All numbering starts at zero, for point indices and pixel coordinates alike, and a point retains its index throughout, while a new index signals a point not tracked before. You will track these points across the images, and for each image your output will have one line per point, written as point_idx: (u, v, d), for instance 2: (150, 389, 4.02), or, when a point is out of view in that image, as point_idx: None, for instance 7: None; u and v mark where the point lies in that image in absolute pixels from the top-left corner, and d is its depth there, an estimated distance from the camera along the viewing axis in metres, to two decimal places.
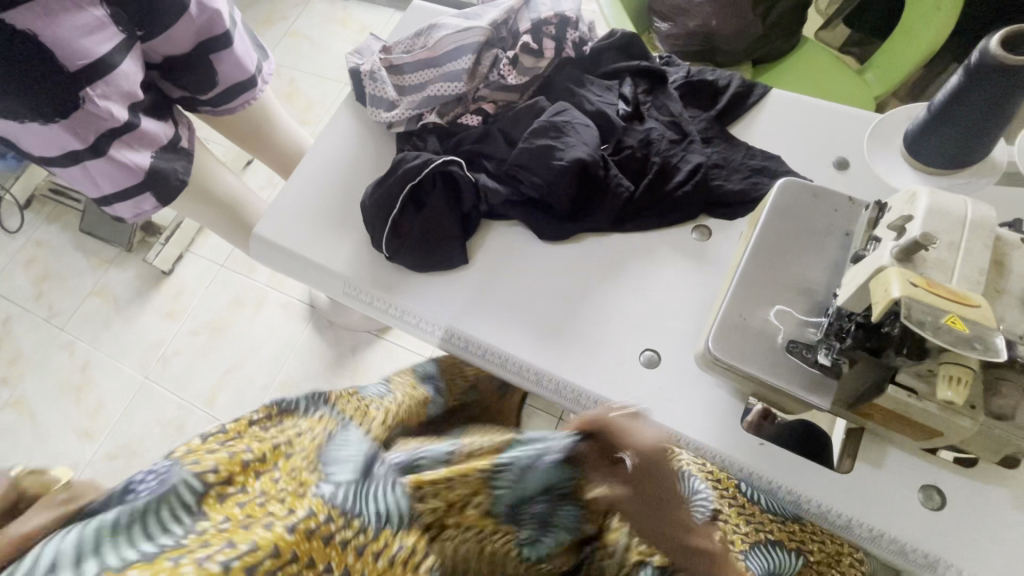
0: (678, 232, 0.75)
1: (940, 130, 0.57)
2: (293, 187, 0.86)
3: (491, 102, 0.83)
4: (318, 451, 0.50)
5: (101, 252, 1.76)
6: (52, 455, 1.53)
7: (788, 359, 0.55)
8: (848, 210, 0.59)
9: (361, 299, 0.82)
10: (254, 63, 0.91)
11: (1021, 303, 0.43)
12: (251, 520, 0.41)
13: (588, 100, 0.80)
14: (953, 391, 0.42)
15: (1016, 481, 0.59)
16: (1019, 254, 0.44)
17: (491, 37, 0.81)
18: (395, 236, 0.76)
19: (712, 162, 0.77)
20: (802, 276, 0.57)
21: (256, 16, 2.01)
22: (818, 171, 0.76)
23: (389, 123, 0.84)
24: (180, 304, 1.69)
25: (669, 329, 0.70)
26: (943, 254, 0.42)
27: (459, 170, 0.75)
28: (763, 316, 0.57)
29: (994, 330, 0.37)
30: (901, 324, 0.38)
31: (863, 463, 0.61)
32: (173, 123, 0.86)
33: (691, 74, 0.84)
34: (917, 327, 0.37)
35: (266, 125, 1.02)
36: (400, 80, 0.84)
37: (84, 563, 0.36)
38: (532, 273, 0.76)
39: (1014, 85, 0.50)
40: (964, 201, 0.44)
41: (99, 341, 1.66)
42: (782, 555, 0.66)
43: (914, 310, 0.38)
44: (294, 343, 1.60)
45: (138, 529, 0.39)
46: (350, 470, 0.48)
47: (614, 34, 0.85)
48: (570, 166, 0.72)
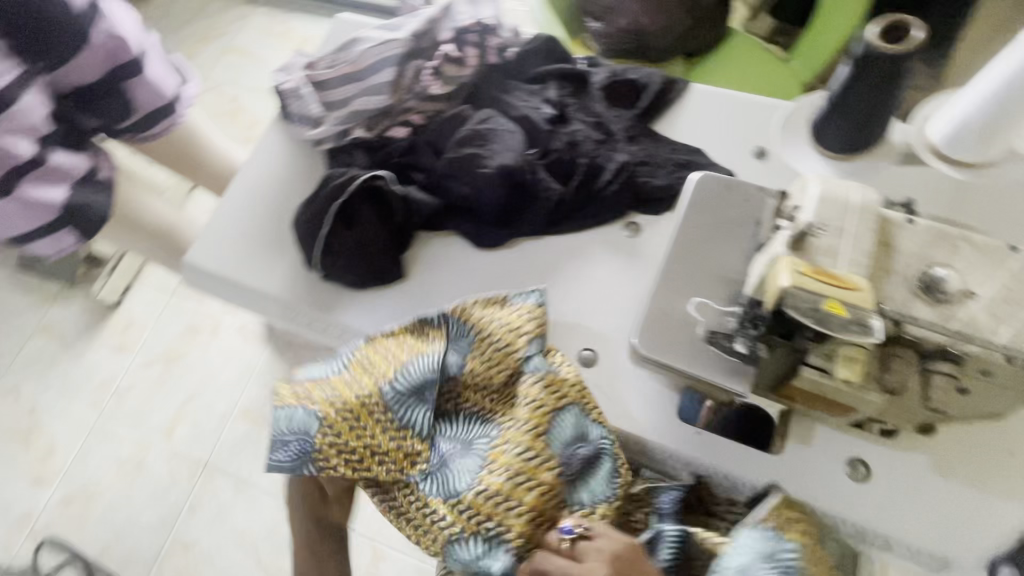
0: (608, 230, 0.77)
1: (838, 117, 0.59)
2: (223, 211, 0.85)
3: (418, 113, 0.82)
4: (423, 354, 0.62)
5: (43, 288, 1.68)
6: (4, 505, 1.47)
7: (708, 350, 0.57)
8: (758, 200, 0.61)
9: (299, 321, 0.81)
10: (172, 88, 0.88)
11: (906, 281, 0.44)
12: (373, 381, 0.60)
13: (513, 105, 0.81)
14: (847, 370, 0.46)
15: (935, 447, 0.62)
16: (906, 234, 0.46)
17: (413, 49, 0.80)
18: (325, 255, 0.76)
19: (638, 159, 0.78)
20: (719, 267, 0.59)
21: (192, 34, 1.94)
22: (740, 162, 0.78)
23: (316, 140, 0.83)
24: (131, 336, 1.63)
25: (604, 328, 0.71)
26: (831, 240, 0.44)
27: (386, 184, 0.75)
28: (682, 309, 0.58)
29: (873, 312, 0.39)
30: (784, 312, 0.40)
31: (794, 442, 0.63)
32: (90, 155, 0.82)
33: (615, 74, 0.85)
34: (802, 315, 0.39)
35: (195, 148, 0.99)
36: (325, 96, 0.83)
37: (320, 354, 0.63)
38: (469, 282, 0.76)
39: (894, 69, 0.53)
40: (851, 187, 0.46)
41: (46, 382, 1.59)
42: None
43: (798, 299, 0.40)
44: (255, 366, 1.56)
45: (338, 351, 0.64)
46: (422, 387, 0.59)
47: (536, 39, 0.86)
48: (496, 173, 0.73)
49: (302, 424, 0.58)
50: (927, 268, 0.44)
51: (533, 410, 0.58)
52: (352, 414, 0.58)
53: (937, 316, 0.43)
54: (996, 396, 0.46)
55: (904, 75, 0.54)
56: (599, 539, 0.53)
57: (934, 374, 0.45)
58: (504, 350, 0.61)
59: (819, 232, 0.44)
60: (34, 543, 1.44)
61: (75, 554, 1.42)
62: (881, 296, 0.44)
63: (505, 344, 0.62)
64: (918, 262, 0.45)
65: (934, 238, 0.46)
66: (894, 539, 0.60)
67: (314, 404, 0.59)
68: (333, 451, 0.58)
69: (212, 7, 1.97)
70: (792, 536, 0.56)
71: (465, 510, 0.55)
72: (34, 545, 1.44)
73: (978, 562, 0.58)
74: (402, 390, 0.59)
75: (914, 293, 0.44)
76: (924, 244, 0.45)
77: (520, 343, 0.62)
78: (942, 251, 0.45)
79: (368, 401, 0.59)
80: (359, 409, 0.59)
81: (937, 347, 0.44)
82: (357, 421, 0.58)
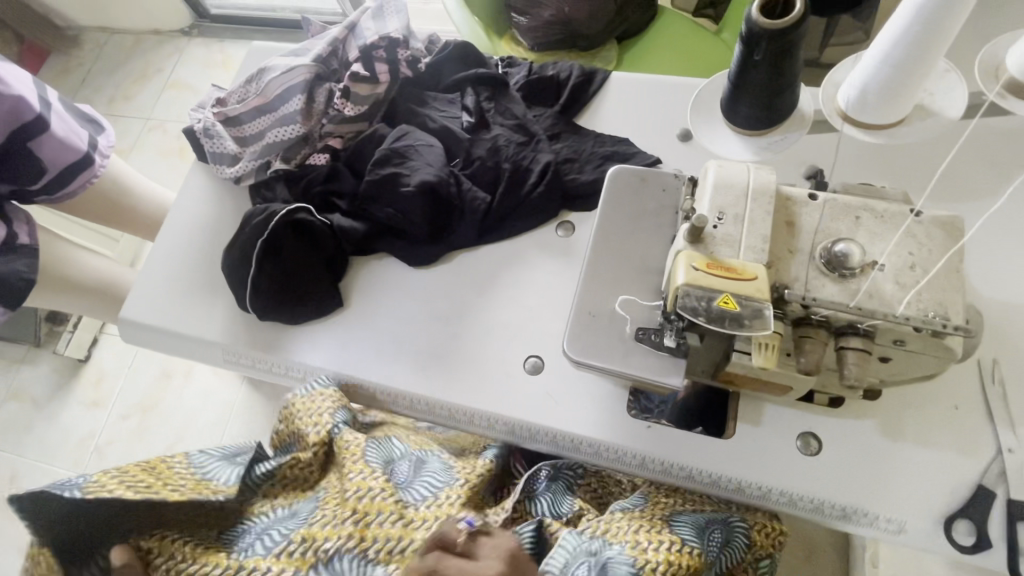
0: (543, 232, 0.75)
1: (744, 97, 0.57)
2: (153, 261, 0.82)
3: (337, 136, 0.80)
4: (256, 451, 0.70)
5: (9, 352, 1.65)
6: None
7: (639, 346, 0.55)
8: (674, 188, 0.60)
9: (245, 363, 0.79)
10: (84, 139, 0.85)
11: (811, 259, 0.44)
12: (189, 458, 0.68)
13: (431, 118, 0.80)
14: (763, 357, 0.43)
15: (883, 411, 0.61)
16: (808, 212, 0.45)
17: (319, 72, 0.80)
18: (258, 294, 0.74)
19: (562, 157, 0.77)
20: (644, 261, 0.58)
21: (129, 73, 1.88)
22: (666, 147, 0.77)
23: (237, 177, 0.81)
24: (103, 389, 1.59)
25: (546, 332, 0.70)
26: (730, 229, 0.43)
27: (308, 216, 0.73)
28: (611, 307, 0.57)
29: (766, 302, 0.39)
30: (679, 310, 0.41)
31: (744, 423, 0.63)
32: (5, 221, 0.79)
33: (532, 72, 0.84)
34: (695, 315, 0.39)
35: (126, 198, 0.97)
36: (240, 132, 0.82)
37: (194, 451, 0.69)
38: (406, 302, 0.74)
39: (789, 43, 0.51)
40: (749, 170, 0.46)
41: (23, 448, 1.56)
42: (685, 529, 0.61)
43: (690, 297, 0.40)
44: (233, 405, 1.52)
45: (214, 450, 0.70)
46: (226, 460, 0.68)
47: (448, 46, 0.85)
48: (417, 190, 0.72)
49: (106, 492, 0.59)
50: (829, 243, 0.43)
51: (348, 445, 0.66)
52: (150, 467, 0.65)
53: (844, 291, 0.42)
54: (915, 361, 0.45)
55: (801, 44, 0.52)
56: (494, 538, 0.56)
57: (846, 351, 0.43)
58: (314, 431, 0.68)
59: (717, 222, 0.44)
60: None
61: None
62: (785, 277, 0.43)
63: (313, 425, 0.68)
64: (823, 238, 0.44)
65: (837, 211, 0.45)
66: (849, 508, 0.59)
67: (109, 484, 0.60)
68: (134, 493, 0.60)
69: (146, 44, 1.91)
70: (621, 538, 0.60)
71: (298, 545, 0.60)
72: None
73: (934, 521, 0.58)
74: (215, 458, 0.68)
75: (819, 271, 0.43)
76: (827, 219, 0.45)
77: (324, 419, 0.68)
78: (844, 224, 0.44)
79: (169, 468, 0.66)
80: (165, 474, 0.64)
81: (847, 322, 0.43)
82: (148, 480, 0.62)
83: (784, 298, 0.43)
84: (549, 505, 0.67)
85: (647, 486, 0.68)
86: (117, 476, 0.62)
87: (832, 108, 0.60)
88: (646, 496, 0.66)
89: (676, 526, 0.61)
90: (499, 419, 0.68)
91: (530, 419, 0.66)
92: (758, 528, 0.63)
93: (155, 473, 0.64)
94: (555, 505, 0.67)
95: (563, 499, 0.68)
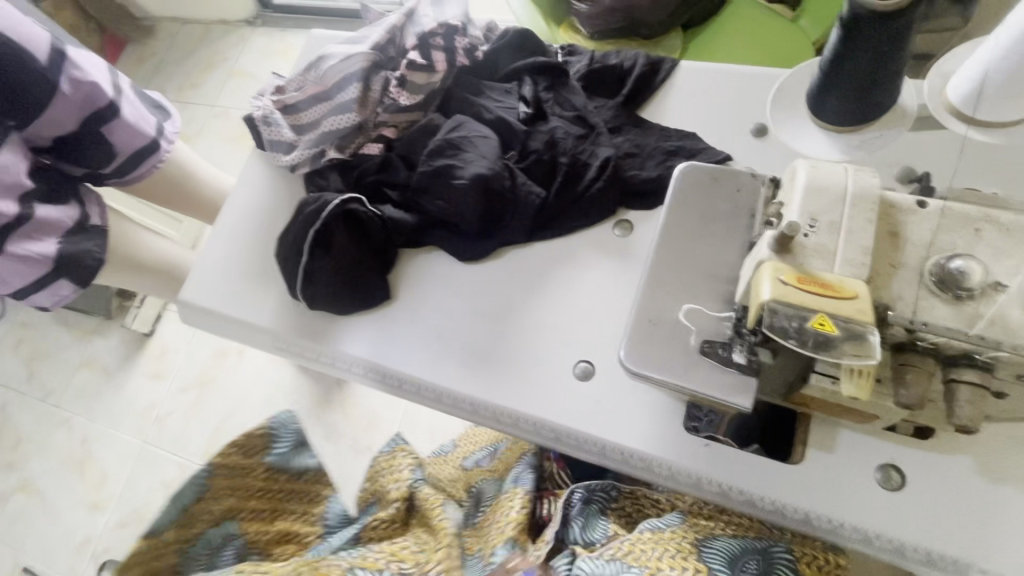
0: (598, 231, 0.72)
1: (835, 89, 0.51)
2: (212, 244, 0.83)
3: (391, 126, 0.79)
4: (366, 501, 0.84)
5: (84, 324, 1.77)
6: (67, 531, 1.55)
7: (705, 361, 0.51)
8: (750, 187, 0.55)
9: (294, 351, 0.79)
10: (152, 125, 0.87)
11: (920, 278, 0.38)
12: (234, 475, 0.80)
13: (487, 108, 0.77)
14: (856, 386, 0.39)
15: (979, 447, 0.55)
16: (915, 221, 0.39)
17: (376, 60, 0.78)
18: (308, 283, 0.74)
19: (623, 151, 0.73)
20: (712, 267, 0.54)
21: (196, 62, 1.95)
22: (738, 143, 0.72)
23: (292, 165, 0.81)
24: (165, 363, 1.68)
25: (599, 337, 0.67)
26: (824, 238, 0.38)
27: (359, 206, 0.73)
28: (674, 317, 0.53)
29: (869, 325, 0.35)
30: (765, 329, 0.37)
31: (816, 450, 0.57)
32: (78, 203, 0.82)
33: (595, 61, 0.79)
34: (783, 336, 0.36)
35: (189, 182, 1.00)
36: (297, 119, 0.81)
37: (300, 455, 0.87)
38: (451, 298, 0.73)
39: (899, 26, 0.44)
40: (846, 171, 0.40)
41: (93, 414, 1.66)
42: (714, 557, 0.57)
43: (778, 315, 0.36)
44: (282, 386, 1.57)
45: (294, 456, 0.86)
46: (278, 456, 0.84)
47: (507, 34, 0.81)
48: (470, 184, 0.70)
49: (217, 527, 0.77)
50: (943, 259, 0.38)
51: (428, 504, 0.75)
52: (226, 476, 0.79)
53: (958, 317, 0.37)
54: None
55: (912, 28, 0.45)
56: None
57: (958, 385, 0.38)
58: (397, 487, 0.80)
59: (807, 230, 0.39)
60: (96, 566, 1.50)
61: None
62: (885, 296, 0.38)
63: (397, 481, 0.81)
64: (932, 253, 0.39)
65: (952, 223, 0.39)
66: (936, 555, 0.53)
67: (209, 518, 0.77)
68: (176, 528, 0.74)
69: (213, 33, 1.98)
70: (643, 562, 0.57)
71: (380, 554, 0.66)
72: (96, 569, 1.50)
73: None
74: (286, 439, 0.86)
75: (928, 291, 0.38)
76: (938, 231, 0.39)
77: (404, 472, 0.82)
78: (961, 237, 0.39)
79: (267, 476, 0.83)
80: (270, 495, 0.82)
81: (961, 352, 0.37)
82: (256, 475, 0.82)
83: (886, 320, 0.38)
84: (582, 528, 0.67)
85: (687, 504, 0.66)
86: (227, 487, 0.79)
87: (941, 102, 0.52)
88: (683, 516, 0.64)
89: (702, 560, 0.57)
90: (545, 426, 0.65)
91: (578, 429, 0.63)
92: (807, 561, 0.58)
93: (250, 470, 0.82)
94: (587, 531, 0.67)
95: (597, 525, 0.68)
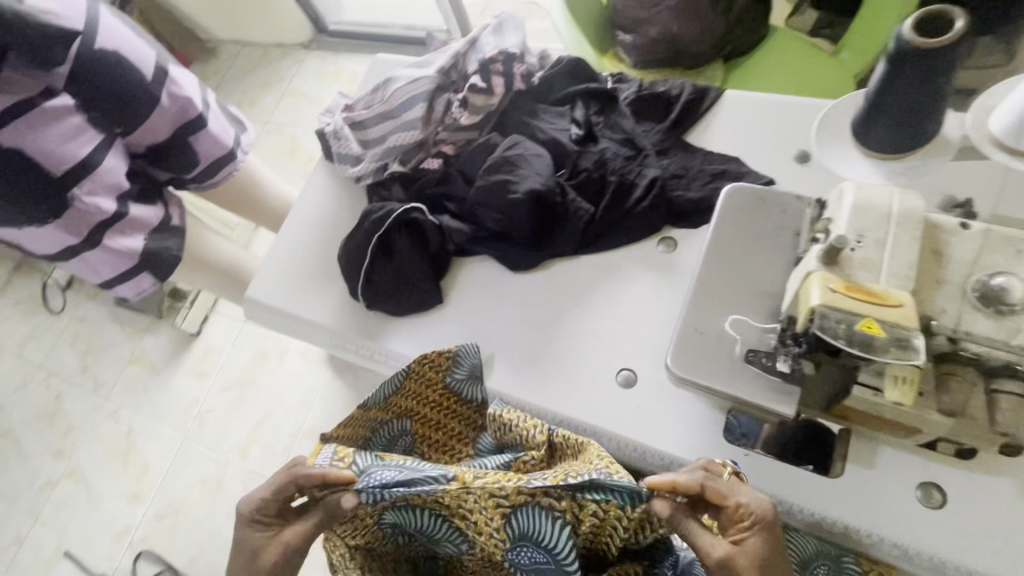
0: (643, 247, 0.75)
1: (880, 120, 0.54)
2: (279, 246, 0.90)
3: (450, 143, 0.84)
4: None
5: (136, 321, 1.87)
6: (107, 519, 1.63)
7: (748, 368, 0.54)
8: (795, 209, 0.58)
9: (349, 348, 0.85)
10: (231, 137, 0.96)
11: (962, 293, 0.41)
12: None
13: (541, 129, 0.82)
14: (900, 392, 0.42)
15: (1021, 469, 0.56)
16: (959, 241, 0.42)
17: (441, 83, 0.86)
18: (368, 284, 0.79)
19: (669, 172, 0.77)
20: (757, 282, 0.57)
21: (254, 82, 2.09)
22: (780, 169, 0.75)
23: (357, 177, 0.88)
24: (210, 362, 1.76)
25: (642, 346, 0.70)
26: (870, 252, 0.41)
27: (421, 215, 0.79)
28: (719, 326, 0.56)
29: (914, 330, 0.38)
30: (812, 330, 0.40)
31: (855, 466, 0.58)
32: (162, 204, 0.90)
33: (643, 89, 0.84)
34: (834, 337, 0.38)
35: (255, 190, 1.08)
36: (364, 135, 0.89)
37: None
38: (500, 303, 0.77)
39: (943, 62, 0.47)
40: (891, 193, 0.43)
41: (140, 407, 1.75)
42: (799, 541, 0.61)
43: (827, 319, 0.39)
44: (318, 388, 1.63)
45: None
46: None
47: (561, 61, 0.87)
48: (525, 198, 0.75)
49: (393, 424, 0.69)
50: (986, 276, 0.41)
51: None
52: None
53: (999, 331, 0.40)
54: None
55: (955, 65, 0.48)
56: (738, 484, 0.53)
57: (999, 394, 0.41)
58: None
59: (855, 244, 0.42)
60: (133, 554, 1.57)
61: (168, 565, 1.53)
62: (929, 309, 0.41)
63: None
64: (973, 270, 0.41)
65: (995, 243, 0.42)
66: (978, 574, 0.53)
67: (388, 413, 0.69)
68: None
69: (271, 55, 2.12)
70: None
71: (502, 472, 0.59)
72: (133, 556, 1.57)
73: None
74: None
75: (970, 306, 0.41)
76: (981, 251, 0.42)
77: None
78: (1003, 256, 0.41)
79: (444, 394, 0.70)
80: (436, 398, 0.70)
81: (1003, 364, 0.40)
82: None
83: (931, 330, 0.41)
84: None
85: None
86: (412, 396, 0.70)
87: (983, 133, 0.55)
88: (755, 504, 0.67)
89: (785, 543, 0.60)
90: (589, 429, 0.68)
91: (620, 433, 0.66)
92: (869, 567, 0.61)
93: (432, 382, 0.69)
94: None
95: None
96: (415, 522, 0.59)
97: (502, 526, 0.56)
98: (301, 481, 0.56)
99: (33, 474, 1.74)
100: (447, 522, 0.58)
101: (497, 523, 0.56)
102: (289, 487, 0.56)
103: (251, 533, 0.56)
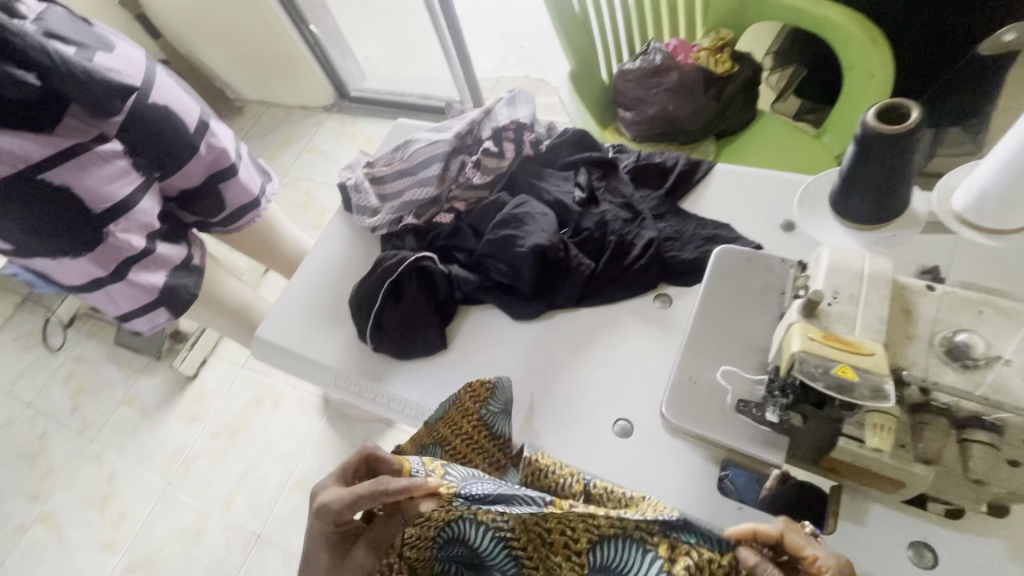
0: (641, 301, 0.80)
1: (854, 193, 0.60)
2: (293, 290, 0.94)
3: (462, 200, 0.91)
4: None
5: (133, 362, 1.87)
6: (75, 570, 1.55)
7: (740, 418, 0.57)
8: (781, 271, 0.63)
9: (351, 390, 0.86)
10: (257, 186, 1.03)
11: (930, 346, 0.46)
12: None
13: (548, 191, 0.89)
14: (879, 438, 0.45)
15: (1007, 530, 0.57)
16: (925, 300, 0.48)
17: (457, 146, 0.93)
18: (378, 327, 0.83)
19: (665, 235, 0.83)
20: (746, 336, 0.61)
21: (276, 140, 2.23)
22: (768, 236, 0.81)
23: (373, 227, 0.94)
24: (202, 407, 1.75)
25: (639, 397, 0.72)
26: (845, 307, 0.46)
27: (431, 264, 0.83)
28: (712, 376, 0.60)
29: (886, 376, 0.41)
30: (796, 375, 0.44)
31: (846, 523, 0.59)
32: (186, 245, 0.95)
33: (641, 158, 0.92)
34: (811, 378, 0.42)
35: (271, 236, 1.14)
36: (383, 189, 0.96)
37: None
38: (503, 351, 0.80)
39: (908, 145, 0.53)
40: (863, 255, 0.48)
41: (125, 451, 1.72)
42: None
43: (806, 363, 0.43)
44: (312, 438, 1.61)
45: None
46: None
47: (568, 132, 0.96)
48: (530, 252, 0.79)
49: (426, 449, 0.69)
50: (949, 333, 0.46)
51: None
52: None
53: (959, 381, 0.44)
54: None
55: (916, 149, 0.55)
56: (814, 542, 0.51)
57: (971, 443, 0.45)
58: None
59: (831, 299, 0.46)
60: None
61: None
62: (901, 360, 0.46)
63: None
64: (940, 327, 0.47)
65: (957, 304, 0.47)
66: None
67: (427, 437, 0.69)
68: None
69: (294, 116, 2.27)
70: None
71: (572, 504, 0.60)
72: None
73: None
74: None
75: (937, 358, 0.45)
76: (947, 311, 0.47)
77: None
78: (966, 317, 0.47)
79: (477, 427, 0.68)
80: (469, 429, 0.68)
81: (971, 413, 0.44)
82: None
83: (903, 379, 0.45)
84: None
85: None
86: (450, 424, 0.69)
87: (948, 209, 0.61)
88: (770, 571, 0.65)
89: None
90: None
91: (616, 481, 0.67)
92: None
93: (468, 414, 0.68)
94: None
95: None
96: (473, 539, 0.57)
97: (585, 551, 0.54)
98: (381, 496, 0.55)
99: (4, 518, 1.67)
100: (507, 551, 0.56)
101: (579, 547, 0.54)
102: (367, 502, 0.55)
103: (325, 543, 0.57)
